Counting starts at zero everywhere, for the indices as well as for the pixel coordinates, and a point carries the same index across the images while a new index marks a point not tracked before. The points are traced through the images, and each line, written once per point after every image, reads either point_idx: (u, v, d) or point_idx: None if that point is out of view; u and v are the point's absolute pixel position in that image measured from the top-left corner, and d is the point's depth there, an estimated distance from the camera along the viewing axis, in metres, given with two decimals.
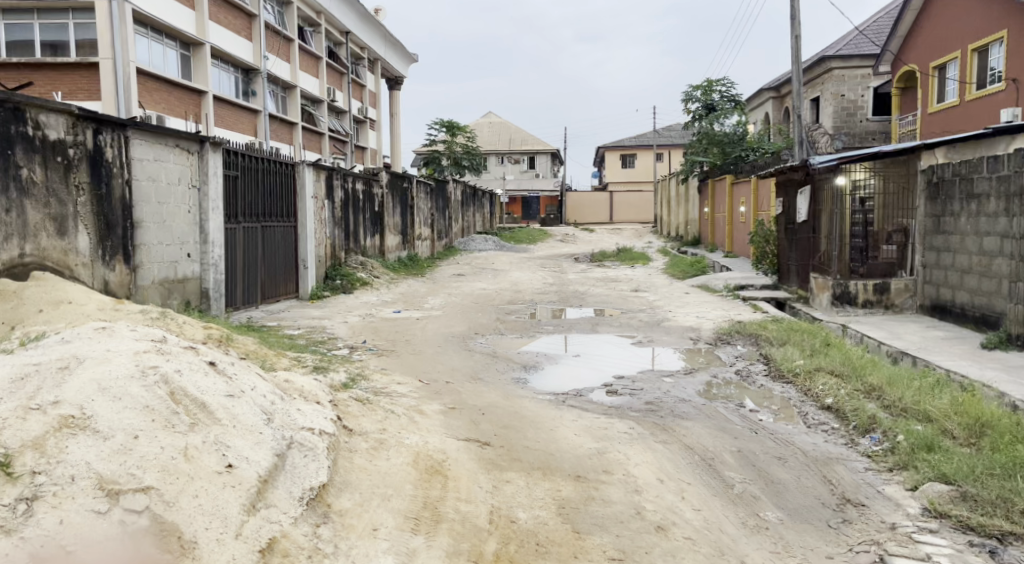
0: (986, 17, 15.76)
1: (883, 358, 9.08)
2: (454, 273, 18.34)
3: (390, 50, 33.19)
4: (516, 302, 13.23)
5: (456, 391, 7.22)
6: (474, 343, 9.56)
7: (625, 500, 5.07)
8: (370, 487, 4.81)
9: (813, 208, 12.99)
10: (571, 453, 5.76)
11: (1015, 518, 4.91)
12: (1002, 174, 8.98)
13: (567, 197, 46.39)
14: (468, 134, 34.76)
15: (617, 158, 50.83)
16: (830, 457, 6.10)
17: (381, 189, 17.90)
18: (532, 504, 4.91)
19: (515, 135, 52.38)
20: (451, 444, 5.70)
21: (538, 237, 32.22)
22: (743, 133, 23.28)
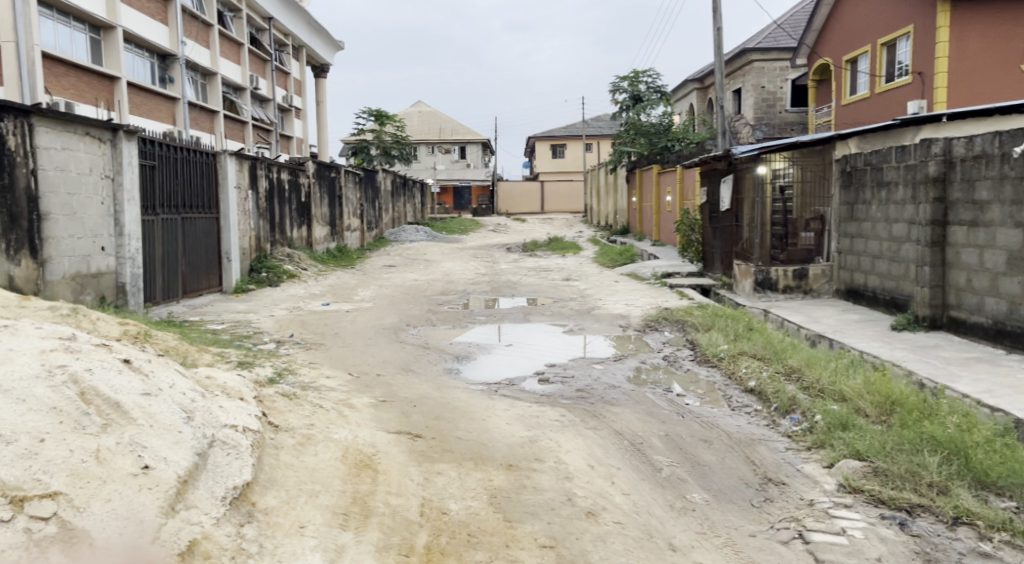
0: (894, 13, 16.33)
1: (802, 342, 9.41)
2: (384, 264, 18.23)
3: (315, 37, 32.69)
4: (449, 293, 13.28)
5: (387, 383, 7.24)
6: (405, 335, 9.56)
7: (556, 487, 5.17)
8: (297, 484, 4.80)
9: (736, 196, 13.37)
10: (503, 442, 5.84)
11: (923, 491, 5.18)
12: (909, 163, 9.38)
13: (499, 187, 46.36)
14: (398, 124, 34.44)
15: (547, 148, 51.09)
16: (752, 438, 6.33)
17: (308, 179, 17.70)
18: (464, 495, 4.98)
19: (446, 125, 52.18)
20: (381, 438, 5.72)
21: (471, 227, 32.25)
22: (670, 124, 23.62)
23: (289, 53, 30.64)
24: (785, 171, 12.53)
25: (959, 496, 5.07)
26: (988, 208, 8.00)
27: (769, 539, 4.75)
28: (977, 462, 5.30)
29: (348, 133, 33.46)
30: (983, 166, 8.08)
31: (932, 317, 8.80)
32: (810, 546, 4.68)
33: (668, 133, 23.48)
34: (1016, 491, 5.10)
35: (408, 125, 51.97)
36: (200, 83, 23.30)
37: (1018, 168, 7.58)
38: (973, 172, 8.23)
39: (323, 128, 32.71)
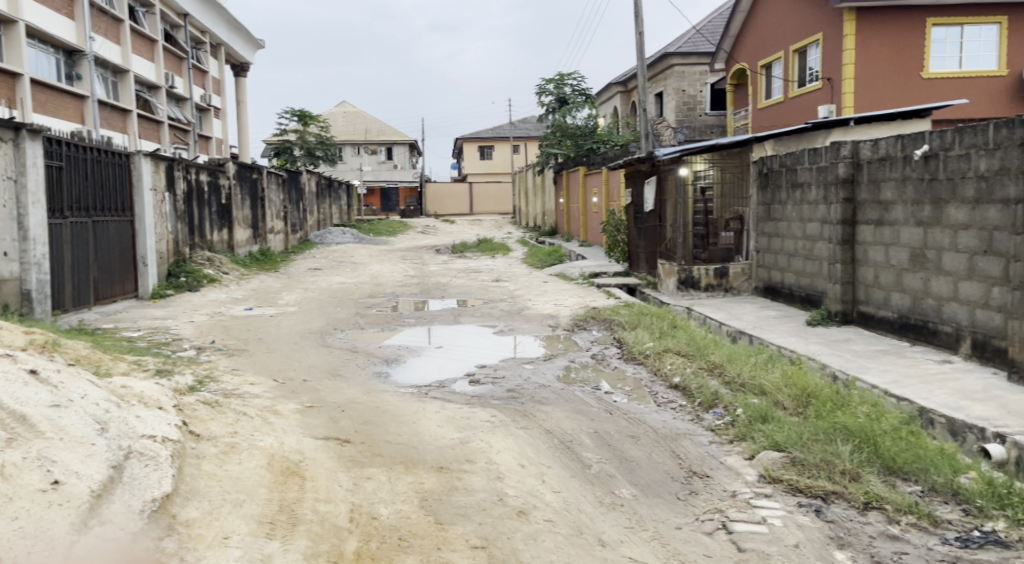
0: (804, 21, 16.98)
1: (724, 338, 9.73)
2: (310, 267, 18.04)
3: (233, 34, 32.08)
4: (377, 296, 13.26)
5: (313, 388, 7.23)
6: (332, 339, 9.53)
7: (487, 487, 5.27)
8: (220, 494, 4.76)
9: (659, 198, 13.74)
10: (433, 445, 5.92)
11: (836, 478, 5.45)
12: (820, 165, 9.78)
13: (427, 189, 46.14)
14: (322, 125, 34.04)
15: (475, 149, 51.19)
16: (677, 433, 6.55)
17: (228, 181, 17.38)
18: (394, 499, 5.03)
19: (371, 126, 51.85)
20: (308, 444, 5.73)
21: (399, 229, 32.16)
22: (595, 126, 24.03)
23: (206, 50, 30.04)
24: (706, 173, 12.69)
25: (869, 482, 5.36)
26: (892, 208, 8.42)
27: (694, 531, 4.94)
28: (885, 450, 5.63)
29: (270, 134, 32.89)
30: (887, 167, 8.48)
31: (843, 312, 9.22)
32: (732, 536, 4.87)
33: (593, 136, 23.85)
34: (920, 476, 5.42)
35: (333, 125, 51.42)
36: (111, 80, 22.60)
37: (918, 169, 7.94)
38: (879, 173, 8.64)
39: (244, 129, 32.12)
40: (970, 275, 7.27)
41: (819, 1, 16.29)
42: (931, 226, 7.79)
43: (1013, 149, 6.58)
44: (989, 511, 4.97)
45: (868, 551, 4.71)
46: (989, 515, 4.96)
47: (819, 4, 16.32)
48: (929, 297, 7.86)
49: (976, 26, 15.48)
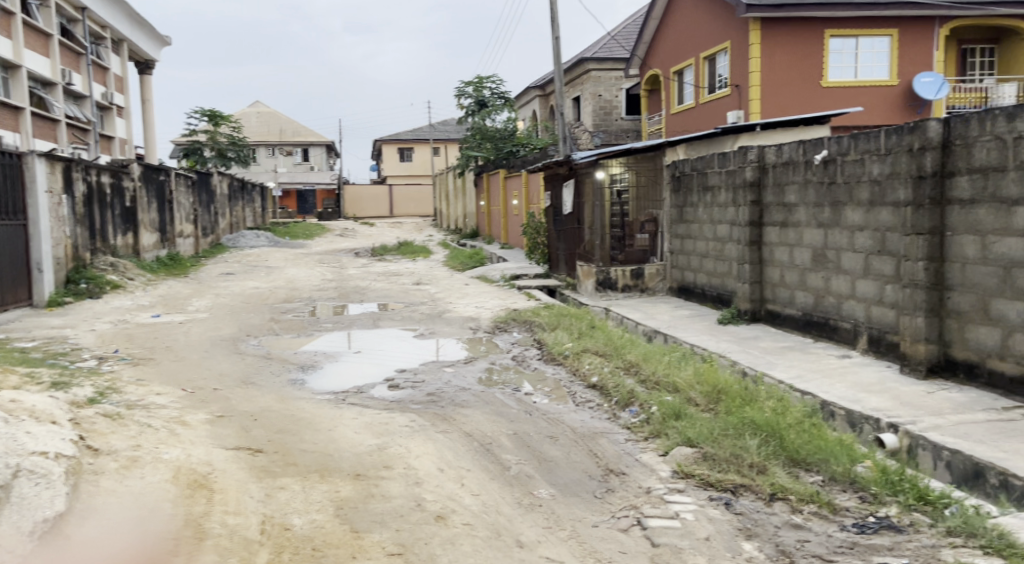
0: (712, 30, 17.51)
1: (640, 337, 9.96)
2: (221, 272, 17.66)
3: (137, 30, 31.13)
4: (293, 301, 13.10)
5: (225, 398, 7.11)
6: (245, 346, 9.39)
7: (404, 493, 5.16)
8: (119, 511, 4.72)
9: (577, 200, 13.97)
10: (350, 451, 5.84)
11: (745, 472, 5.57)
12: (729, 169, 10.11)
13: (345, 191, 45.42)
14: (234, 125, 33.29)
15: (394, 151, 50.92)
16: (594, 432, 6.66)
17: (133, 183, 16.88)
18: (308, 509, 4.90)
19: (286, 126, 51.09)
20: (218, 455, 5.64)
21: (317, 232, 31.76)
22: (514, 129, 24.19)
23: (107, 46, 29.11)
24: (622, 176, 12.68)
25: (775, 474, 5.48)
26: (795, 210, 8.77)
27: (610, 529, 4.94)
28: (789, 442, 5.81)
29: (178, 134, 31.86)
30: (791, 172, 8.82)
31: (752, 311, 9.55)
32: (647, 532, 4.89)
33: (512, 138, 24.04)
34: (821, 466, 5.59)
35: (246, 126, 50.42)
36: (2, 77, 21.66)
37: (818, 173, 8.30)
38: (783, 177, 8.98)
39: (150, 129, 31.16)
40: (867, 274, 7.63)
41: (726, 10, 16.83)
42: (831, 227, 8.14)
43: (902, 154, 6.92)
44: (883, 497, 5.08)
45: (773, 540, 4.76)
46: (883, 501, 5.06)
47: (725, 14, 16.87)
48: (830, 295, 8.22)
49: (869, 37, 16.21)
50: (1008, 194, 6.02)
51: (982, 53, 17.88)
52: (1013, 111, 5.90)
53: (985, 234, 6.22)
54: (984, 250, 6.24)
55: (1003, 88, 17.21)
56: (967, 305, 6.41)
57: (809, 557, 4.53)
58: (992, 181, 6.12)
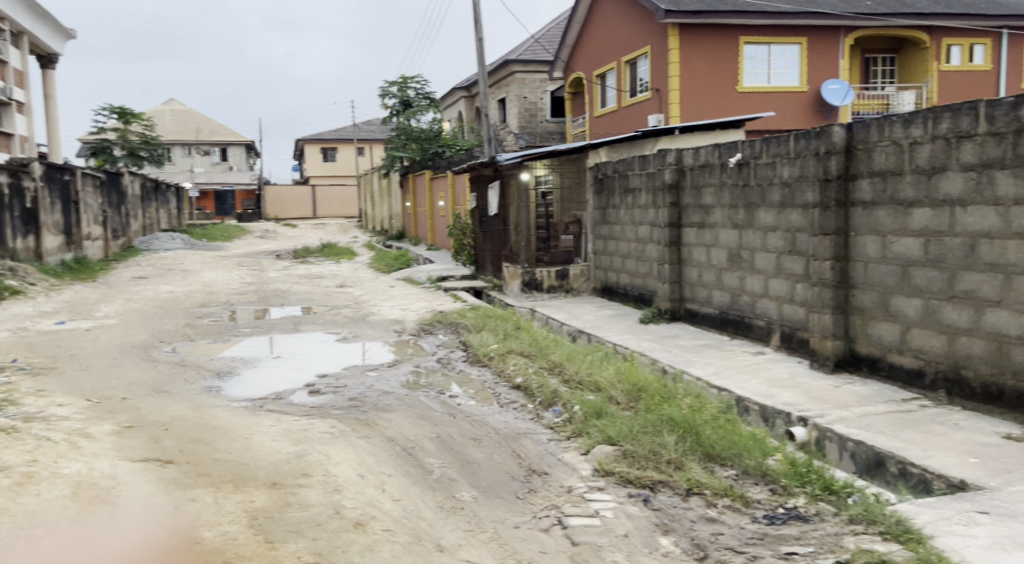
0: (633, 34, 17.81)
1: (565, 337, 10.08)
2: (132, 276, 17.14)
3: (38, 22, 29.93)
4: (209, 305, 12.81)
5: (134, 407, 6.93)
6: (156, 352, 9.14)
7: (323, 501, 5.09)
8: (12, 530, 4.58)
9: (502, 201, 14.04)
10: (267, 460, 5.75)
11: (662, 467, 5.68)
12: (649, 171, 10.31)
13: (265, 192, 44.36)
14: (145, 122, 32.28)
15: (317, 151, 50.27)
16: (517, 433, 6.69)
17: (34, 183, 16.25)
18: (220, 521, 4.80)
19: (203, 125, 49.85)
20: (124, 468, 5.50)
21: (236, 233, 31.10)
22: (440, 130, 24.17)
23: (5, 39, 27.90)
24: (546, 179, 12.74)
25: (691, 469, 5.59)
26: (712, 212, 9.01)
27: (531, 529, 4.92)
28: (705, 438, 5.95)
29: (85, 132, 30.66)
30: (707, 174, 9.05)
31: (672, 310, 9.78)
32: (567, 530, 4.89)
33: (438, 139, 24.01)
34: (735, 460, 5.75)
35: (160, 124, 48.97)
36: None
37: (733, 176, 8.54)
38: (700, 180, 9.21)
39: (54, 126, 29.99)
40: (778, 273, 7.90)
41: (646, 16, 17.14)
42: (745, 228, 8.39)
43: (810, 158, 7.18)
44: (792, 488, 5.24)
45: (689, 535, 4.83)
46: (792, 493, 5.21)
47: (645, 20, 17.18)
48: (745, 294, 8.47)
49: (781, 45, 16.70)
50: (904, 196, 6.30)
51: (883, 62, 18.73)
52: (909, 118, 6.18)
53: (885, 234, 6.50)
54: (884, 250, 6.52)
55: (903, 96, 17.86)
56: (869, 302, 6.70)
57: (722, 549, 4.61)
58: (890, 184, 6.40)
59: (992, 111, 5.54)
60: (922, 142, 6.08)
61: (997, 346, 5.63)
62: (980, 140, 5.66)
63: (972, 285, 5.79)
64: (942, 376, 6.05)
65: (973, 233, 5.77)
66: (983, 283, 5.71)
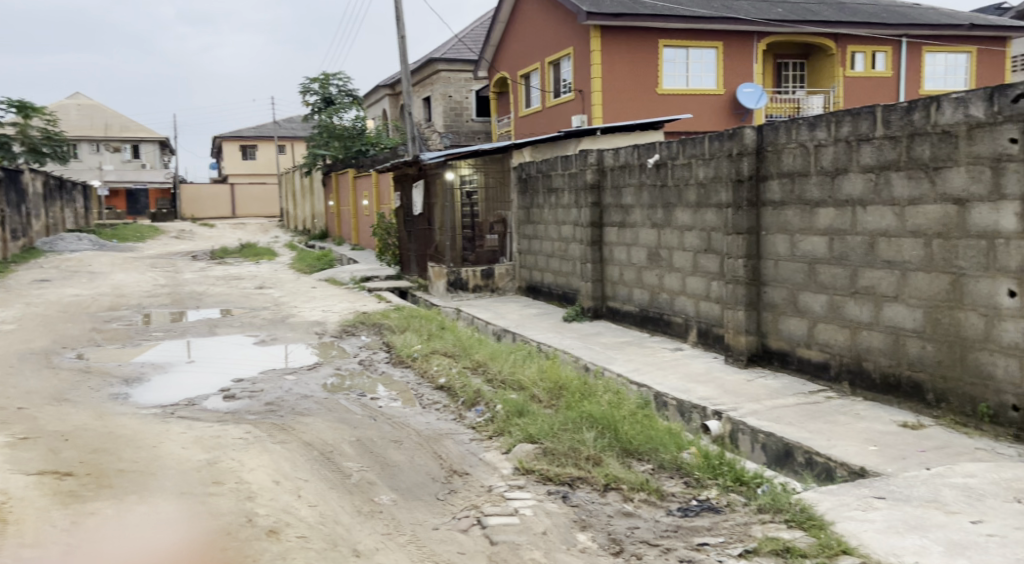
0: (556, 35, 17.98)
1: (489, 337, 10.09)
2: (34, 278, 16.43)
3: None
4: (117, 308, 12.39)
5: (34, 417, 6.67)
6: (58, 359, 8.81)
7: (235, 509, 5.00)
8: None
9: (427, 200, 14.00)
10: (176, 469, 5.61)
11: (581, 464, 5.73)
12: (572, 171, 10.40)
13: (181, 190, 43.12)
14: (48, 117, 30.99)
15: (236, 149, 49.18)
16: (440, 433, 6.68)
17: None
18: (121, 534, 4.67)
19: (112, 120, 48.09)
20: (20, 482, 5.29)
21: (148, 233, 30.15)
22: (363, 128, 23.96)
23: None
24: (471, 178, 12.74)
25: (609, 465, 5.67)
26: (632, 211, 9.15)
27: (450, 530, 4.91)
28: (623, 434, 6.03)
29: None
30: (627, 174, 9.19)
31: (594, 308, 9.91)
32: (486, 530, 4.89)
33: (362, 137, 23.80)
34: (651, 455, 5.85)
35: (66, 119, 47.04)
36: None
37: (651, 176, 8.69)
38: (620, 180, 9.34)
39: None
40: (695, 271, 8.07)
41: (568, 17, 17.31)
42: (664, 227, 8.55)
43: (723, 159, 7.36)
44: (704, 481, 5.36)
45: (606, 530, 4.88)
46: (705, 485, 5.34)
47: (567, 21, 17.35)
48: (664, 292, 8.63)
49: (698, 49, 17.13)
50: (811, 196, 6.51)
51: (794, 67, 19.47)
52: (814, 121, 6.39)
53: (793, 232, 6.71)
54: (792, 248, 6.73)
55: (813, 100, 18.68)
56: (779, 298, 6.91)
57: (637, 543, 4.67)
58: (798, 185, 6.61)
59: (889, 115, 5.78)
60: (826, 144, 6.30)
61: (896, 340, 5.86)
62: (878, 143, 5.88)
63: (872, 282, 6.02)
64: (846, 368, 6.28)
65: (873, 232, 6.00)
66: (882, 279, 5.93)
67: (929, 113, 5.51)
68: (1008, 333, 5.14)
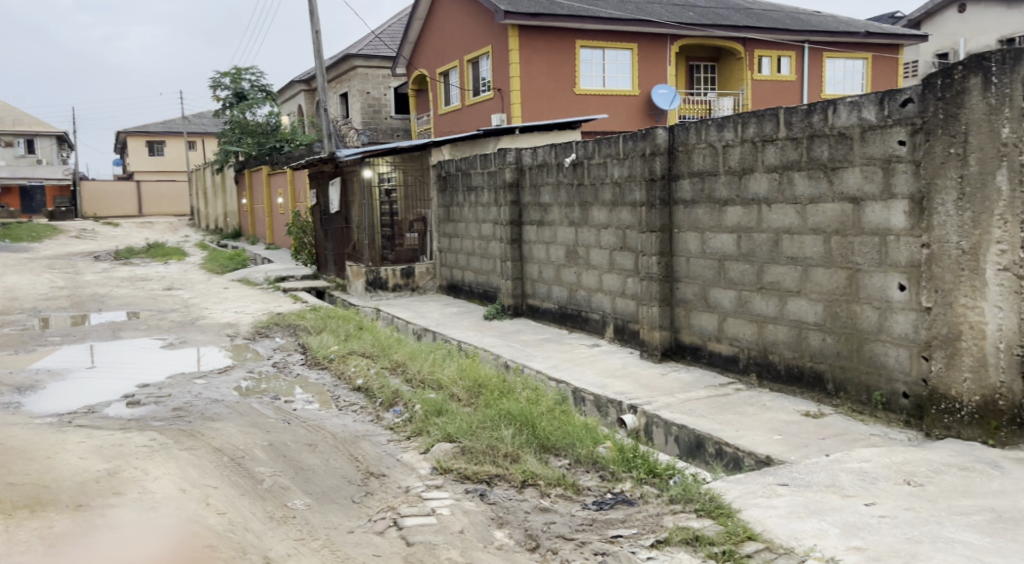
0: (474, 34, 17.99)
1: (409, 336, 10.02)
2: None
3: None
4: (12, 313, 11.83)
5: None
6: None
7: (136, 521, 4.85)
8: None
9: (344, 198, 13.82)
10: (73, 480, 5.41)
11: (499, 462, 5.76)
12: (490, 170, 10.42)
13: (82, 187, 41.38)
14: None
15: (142, 145, 47.56)
16: (356, 435, 6.61)
17: None
18: (13, 551, 4.48)
19: (5, 114, 45.77)
20: None
21: (46, 233, 28.83)
22: (278, 124, 23.53)
23: None
24: (389, 175, 12.76)
25: (526, 461, 5.70)
26: (550, 210, 9.22)
27: (365, 533, 4.87)
28: (541, 430, 6.08)
29: None
30: (545, 173, 9.27)
31: (514, 306, 9.97)
32: (402, 532, 4.86)
33: (276, 134, 23.36)
34: (568, 450, 5.91)
35: None
36: None
37: (569, 175, 8.78)
38: (538, 179, 9.41)
39: None
40: (611, 268, 8.19)
41: (486, 16, 17.34)
42: (580, 226, 8.65)
43: (636, 159, 7.50)
44: (619, 474, 5.44)
45: (523, 526, 4.90)
46: (619, 478, 5.43)
47: (486, 19, 17.38)
48: (581, 289, 8.74)
49: (614, 50, 17.40)
50: (719, 195, 6.69)
51: (705, 70, 19.97)
52: (722, 122, 6.57)
53: (703, 231, 6.88)
54: (703, 245, 6.90)
55: (722, 102, 19.07)
56: (691, 295, 7.08)
57: (553, 537, 4.70)
58: (707, 184, 6.78)
59: (790, 117, 5.99)
60: (733, 145, 6.48)
61: (798, 332, 6.08)
62: (781, 144, 6.09)
63: (777, 278, 6.23)
64: (753, 361, 6.48)
65: (777, 230, 6.20)
66: (786, 275, 6.14)
67: (827, 116, 5.72)
68: (900, 324, 5.38)
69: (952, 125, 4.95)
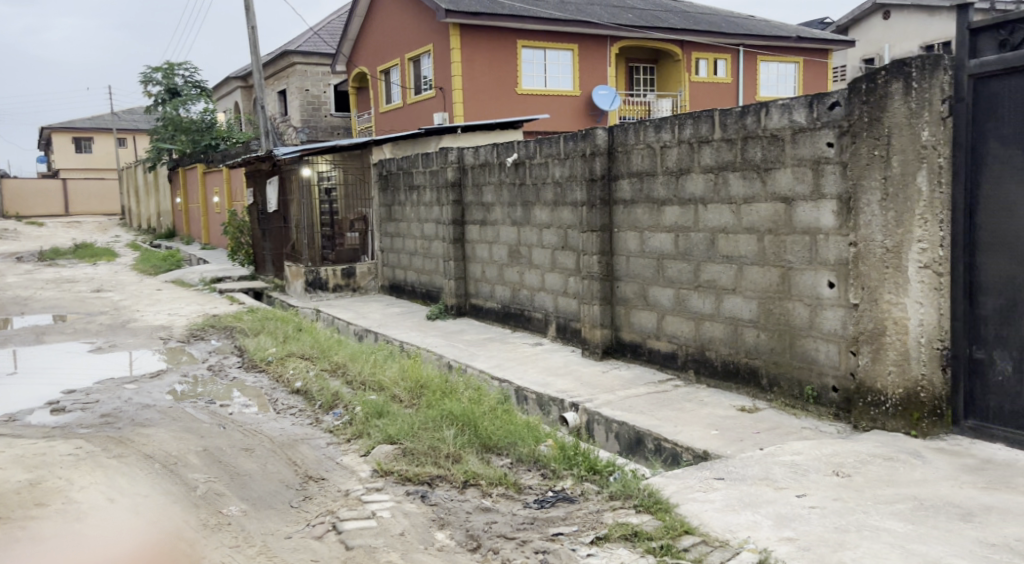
0: (415, 32, 17.87)
1: (351, 337, 9.92)
2: None
3: None
4: None
5: None
6: None
7: (60, 532, 4.70)
8: None
9: (282, 198, 13.60)
10: None
11: (440, 462, 5.73)
12: (432, 169, 10.36)
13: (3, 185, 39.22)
14: None
15: (69, 142, 46.07)
16: (295, 439, 6.51)
17: None
18: None
19: None
20: None
21: None
22: (213, 121, 23.01)
23: None
24: (329, 174, 12.64)
25: (468, 461, 5.69)
26: (492, 210, 9.22)
27: (303, 538, 4.80)
28: (482, 430, 6.07)
29: None
30: (487, 173, 9.26)
31: (457, 306, 9.94)
32: (341, 536, 4.80)
33: (211, 131, 22.73)
34: (510, 449, 5.92)
35: None
36: None
37: (510, 175, 8.79)
38: (480, 178, 9.39)
39: None
40: (553, 267, 8.23)
41: (427, 13, 17.24)
42: (522, 225, 8.67)
43: (577, 159, 7.55)
44: (560, 472, 5.46)
45: (464, 526, 4.88)
46: (560, 476, 5.45)
47: (426, 17, 17.29)
48: (524, 288, 8.76)
49: (555, 50, 17.49)
50: (657, 195, 6.76)
51: (645, 71, 20.20)
52: (659, 123, 6.65)
53: (642, 230, 6.95)
54: (642, 245, 6.98)
55: (661, 103, 19.32)
56: (630, 293, 7.15)
57: (494, 537, 4.69)
58: (646, 184, 6.85)
59: (725, 119, 6.09)
60: (670, 146, 6.57)
61: (733, 329, 6.19)
62: (716, 145, 6.19)
63: (713, 276, 6.33)
64: (691, 357, 6.57)
65: (713, 229, 6.30)
66: (722, 273, 6.24)
67: (760, 118, 5.84)
68: (829, 320, 5.51)
69: (876, 128, 5.07)
